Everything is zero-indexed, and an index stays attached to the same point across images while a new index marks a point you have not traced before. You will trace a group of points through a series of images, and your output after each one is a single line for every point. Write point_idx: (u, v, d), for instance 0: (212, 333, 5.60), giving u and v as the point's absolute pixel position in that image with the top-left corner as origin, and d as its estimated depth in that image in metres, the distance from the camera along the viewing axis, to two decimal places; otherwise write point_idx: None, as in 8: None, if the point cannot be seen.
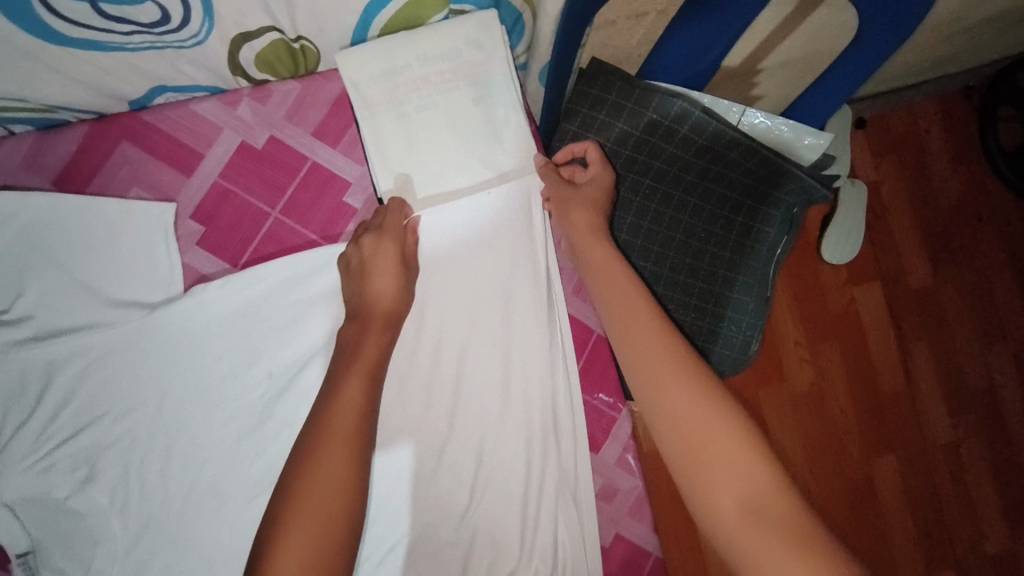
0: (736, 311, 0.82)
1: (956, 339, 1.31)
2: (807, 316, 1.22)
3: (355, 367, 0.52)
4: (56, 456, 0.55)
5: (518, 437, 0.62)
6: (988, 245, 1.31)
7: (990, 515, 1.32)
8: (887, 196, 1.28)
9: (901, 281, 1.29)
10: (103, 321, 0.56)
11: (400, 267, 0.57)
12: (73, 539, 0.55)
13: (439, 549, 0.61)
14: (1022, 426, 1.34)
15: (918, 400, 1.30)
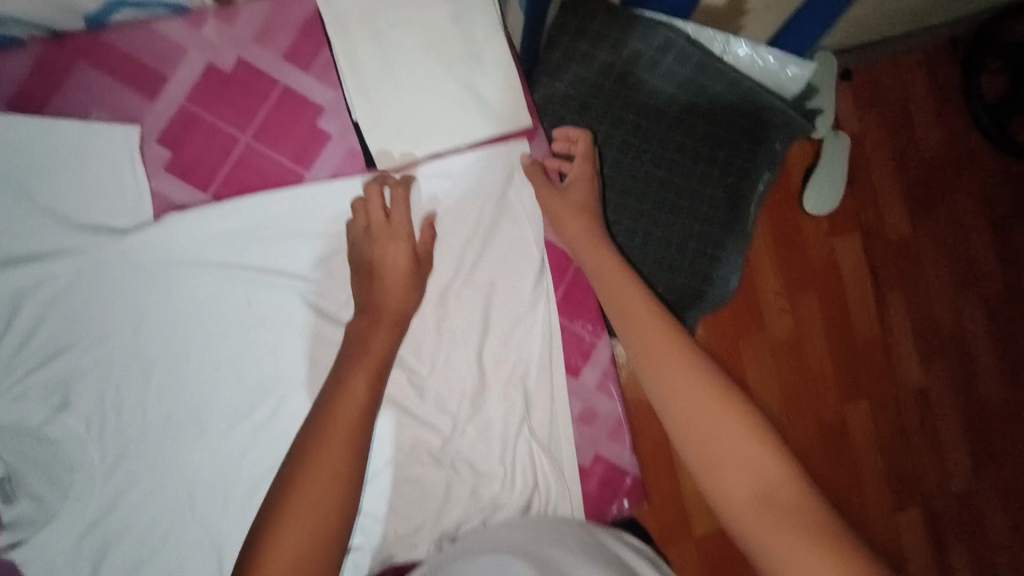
0: (714, 259, 0.81)
1: (931, 288, 1.32)
2: (786, 265, 1.25)
3: (362, 364, 0.51)
4: (29, 383, 0.55)
5: (501, 370, 0.61)
6: (964, 195, 1.32)
7: (956, 455, 1.35)
8: (870, 148, 1.28)
9: (880, 233, 1.29)
10: (69, 245, 0.54)
11: (410, 264, 0.56)
12: (49, 464, 0.55)
13: (418, 477, 0.60)
14: (990, 367, 1.36)
15: (892, 349, 1.31)
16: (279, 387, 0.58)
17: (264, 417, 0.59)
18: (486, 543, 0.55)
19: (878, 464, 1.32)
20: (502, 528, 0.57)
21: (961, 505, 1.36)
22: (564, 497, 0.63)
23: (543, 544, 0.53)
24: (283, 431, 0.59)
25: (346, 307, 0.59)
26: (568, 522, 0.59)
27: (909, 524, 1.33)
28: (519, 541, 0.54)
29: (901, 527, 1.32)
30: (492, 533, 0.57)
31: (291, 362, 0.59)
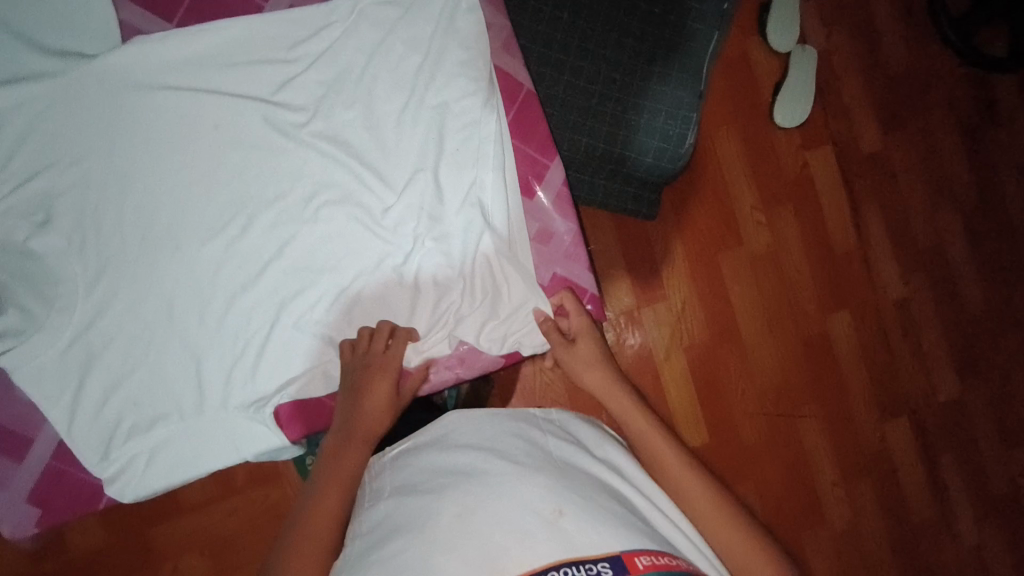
0: (650, 118, 0.83)
1: (907, 199, 1.20)
2: (760, 174, 1.14)
3: (336, 477, 0.53)
4: (12, 202, 0.58)
5: (459, 188, 0.64)
6: (937, 105, 1.20)
7: (943, 367, 1.22)
8: (838, 68, 1.17)
9: (852, 146, 1.18)
10: (48, 69, 0.58)
11: (391, 397, 0.60)
12: (34, 278, 0.59)
13: (396, 284, 0.65)
14: (972, 283, 1.22)
15: (872, 263, 1.19)
16: (248, 207, 0.62)
17: (237, 233, 0.62)
18: (459, 431, 0.53)
19: (866, 380, 1.19)
20: (473, 414, 0.56)
21: (949, 422, 1.23)
22: (524, 306, 0.66)
23: (513, 444, 0.51)
24: (253, 247, 0.63)
25: (304, 128, 0.63)
26: (536, 412, 0.59)
27: (901, 443, 1.21)
28: (497, 432, 0.53)
29: (890, 444, 1.20)
30: (463, 416, 0.56)
31: (259, 182, 0.62)
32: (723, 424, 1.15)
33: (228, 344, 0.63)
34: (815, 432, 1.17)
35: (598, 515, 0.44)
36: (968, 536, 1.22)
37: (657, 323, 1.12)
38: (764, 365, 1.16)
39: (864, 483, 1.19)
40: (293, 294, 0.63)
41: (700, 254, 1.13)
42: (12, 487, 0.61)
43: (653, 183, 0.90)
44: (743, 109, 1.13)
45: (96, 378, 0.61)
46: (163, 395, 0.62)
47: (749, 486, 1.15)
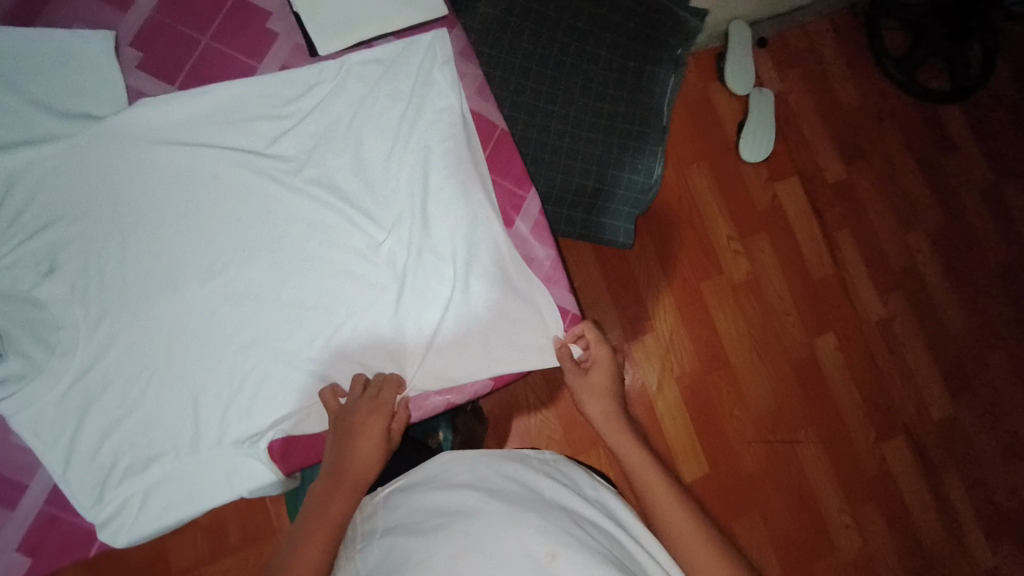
0: (618, 154, 0.91)
1: (875, 223, 1.26)
2: (732, 206, 1.21)
3: (320, 526, 0.52)
4: (20, 252, 0.62)
5: (438, 223, 0.68)
6: (892, 137, 1.28)
7: (931, 384, 1.24)
8: (795, 106, 1.26)
9: (817, 177, 1.25)
10: (57, 131, 0.63)
11: (382, 441, 0.60)
12: (38, 324, 0.62)
13: (387, 316, 0.67)
14: (949, 301, 1.27)
15: (849, 285, 1.24)
16: (244, 248, 0.66)
17: (235, 274, 0.65)
18: (456, 471, 0.57)
19: (857, 401, 1.21)
20: (469, 456, 0.59)
21: (944, 439, 1.24)
22: (510, 327, 0.69)
23: (505, 484, 0.55)
24: (249, 287, 0.65)
25: (296, 174, 0.67)
26: (529, 453, 0.63)
27: (900, 462, 1.21)
28: (493, 473, 0.57)
29: (890, 463, 1.21)
30: (460, 457, 0.60)
31: (254, 225, 0.66)
32: (721, 453, 1.15)
33: (225, 381, 0.64)
34: (813, 455, 1.18)
35: (588, 556, 0.47)
36: (980, 556, 1.21)
37: (646, 356, 1.15)
38: (757, 392, 1.18)
39: (870, 506, 1.19)
40: (289, 329, 0.66)
41: (684, 286, 1.17)
42: (3, 535, 0.61)
43: (629, 214, 0.94)
44: (712, 148, 1.21)
45: (93, 423, 0.62)
46: (159, 436, 0.63)
47: (752, 517, 1.14)
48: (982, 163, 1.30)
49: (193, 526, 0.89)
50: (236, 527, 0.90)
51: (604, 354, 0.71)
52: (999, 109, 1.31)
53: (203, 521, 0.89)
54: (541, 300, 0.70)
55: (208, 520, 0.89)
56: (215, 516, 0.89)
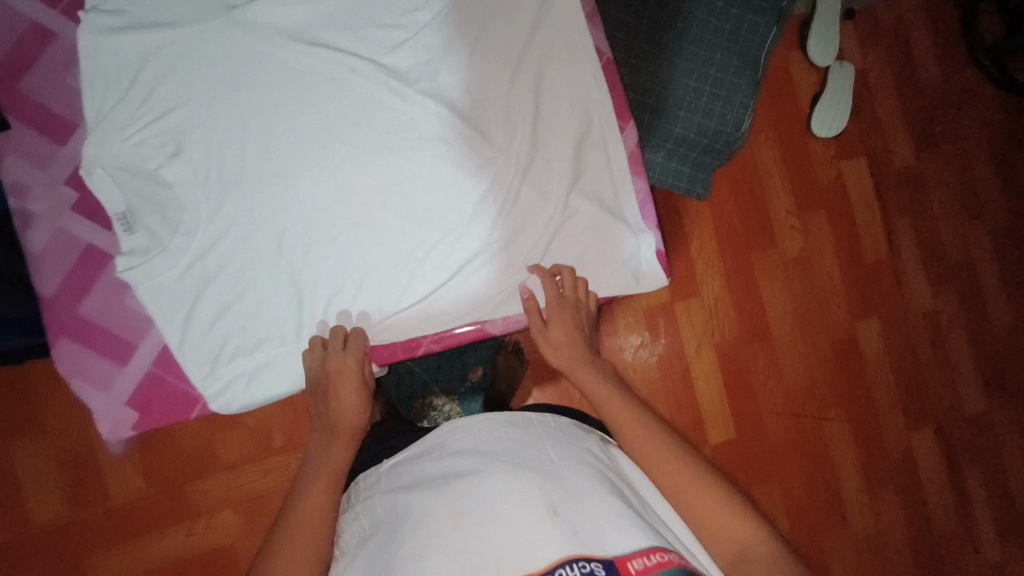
0: (708, 103, 0.90)
1: (937, 215, 1.24)
2: (796, 182, 1.19)
3: (322, 476, 0.57)
4: (147, 132, 0.65)
5: (548, 145, 0.71)
6: (969, 127, 1.25)
7: (967, 379, 1.25)
8: (874, 85, 1.22)
9: (885, 160, 1.22)
10: (187, 18, 0.66)
11: (362, 388, 0.64)
12: (164, 205, 0.66)
13: (488, 233, 0.70)
14: (1000, 299, 1.26)
15: (901, 273, 1.23)
16: (352, 152, 0.68)
17: (345, 177, 0.68)
18: (456, 436, 0.57)
19: (891, 387, 1.23)
20: (473, 417, 0.59)
21: (973, 433, 1.25)
22: (602, 252, 0.72)
23: (508, 450, 0.54)
24: (360, 188, 0.68)
25: (412, 86, 0.69)
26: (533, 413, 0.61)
27: (925, 452, 1.23)
28: (495, 437, 0.56)
29: (915, 451, 1.23)
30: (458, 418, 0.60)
31: (368, 132, 0.68)
32: (752, 422, 1.18)
33: (327, 279, 0.68)
34: (838, 433, 1.21)
35: (592, 524, 0.47)
36: (989, 548, 1.24)
37: (688, 322, 1.17)
38: (793, 366, 1.19)
39: (888, 490, 1.22)
40: (392, 234, 0.69)
41: (735, 254, 1.17)
42: (115, 389, 0.67)
43: (709, 165, 0.95)
44: (782, 119, 1.19)
45: (209, 301, 0.66)
46: (267, 323, 0.68)
47: (772, 486, 1.18)
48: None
49: (241, 427, 0.89)
50: (281, 434, 0.89)
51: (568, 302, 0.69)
52: None
53: (251, 425, 0.89)
54: (633, 229, 0.72)
55: (256, 424, 0.89)
56: (263, 419, 0.89)
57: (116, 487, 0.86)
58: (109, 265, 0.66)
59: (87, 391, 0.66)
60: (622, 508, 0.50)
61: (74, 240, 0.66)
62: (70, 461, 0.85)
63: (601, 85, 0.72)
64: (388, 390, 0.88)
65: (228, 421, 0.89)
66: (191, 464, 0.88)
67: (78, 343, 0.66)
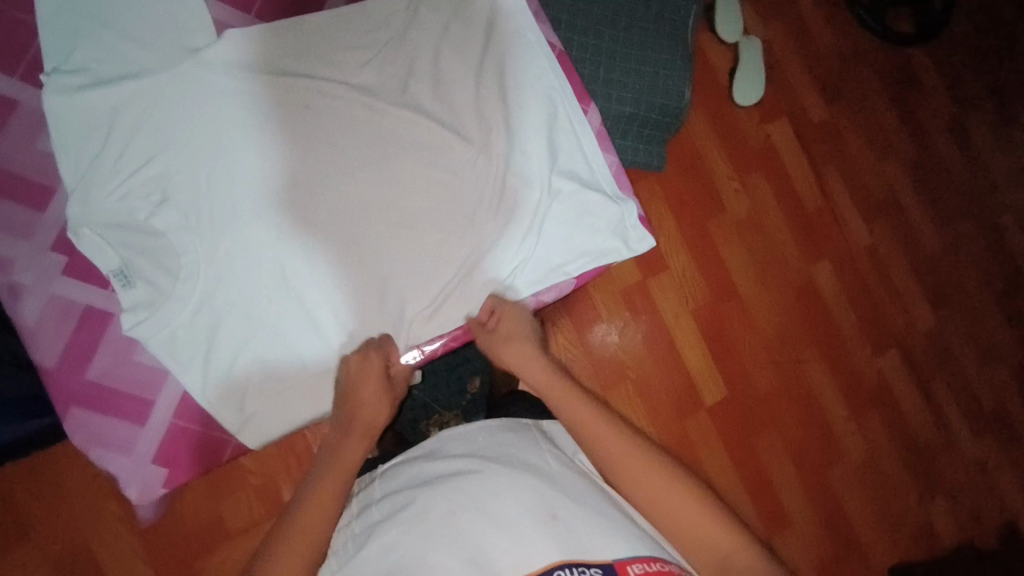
0: (651, 82, 0.97)
1: (857, 159, 1.37)
2: (731, 148, 1.28)
3: (331, 471, 0.56)
4: (131, 184, 0.65)
5: (523, 134, 0.75)
6: (866, 78, 1.39)
7: (915, 299, 1.36)
8: (779, 53, 1.34)
9: (803, 118, 1.34)
10: (153, 66, 0.67)
11: (382, 387, 0.65)
12: (158, 252, 0.65)
13: (483, 224, 0.73)
14: (926, 223, 1.39)
15: (839, 214, 1.34)
16: (339, 168, 0.70)
17: (336, 194, 0.69)
18: (448, 440, 0.61)
19: (853, 319, 1.32)
20: (465, 424, 0.63)
21: (931, 346, 1.36)
22: (593, 221, 0.76)
23: (501, 451, 0.59)
24: (352, 203, 0.70)
25: (387, 99, 0.72)
26: (524, 419, 0.66)
27: (894, 371, 1.33)
28: (490, 441, 0.60)
29: (886, 373, 1.33)
30: (458, 427, 0.63)
31: (352, 147, 0.70)
32: (739, 375, 1.24)
33: (335, 297, 0.69)
34: (817, 371, 1.29)
35: (587, 522, 0.52)
36: (967, 446, 1.35)
37: (663, 293, 1.22)
38: (764, 316, 1.27)
39: (871, 413, 1.31)
40: (392, 241, 0.71)
41: (691, 224, 1.25)
42: (137, 450, 0.65)
43: (661, 138, 1.03)
44: (707, 95, 1.28)
45: (223, 344, 0.66)
46: (287, 353, 0.68)
47: (768, 432, 1.25)
48: (946, 99, 1.43)
49: (246, 486, 0.94)
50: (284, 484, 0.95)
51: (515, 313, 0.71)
52: (959, 47, 1.44)
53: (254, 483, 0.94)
54: (615, 200, 0.77)
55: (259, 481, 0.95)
56: (265, 475, 0.95)
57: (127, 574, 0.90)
58: (112, 323, 0.65)
59: (109, 457, 0.64)
60: (615, 517, 0.53)
61: (70, 303, 0.64)
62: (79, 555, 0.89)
63: (561, 73, 0.77)
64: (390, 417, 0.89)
65: (233, 483, 0.94)
66: (196, 539, 0.92)
67: (90, 410, 0.64)
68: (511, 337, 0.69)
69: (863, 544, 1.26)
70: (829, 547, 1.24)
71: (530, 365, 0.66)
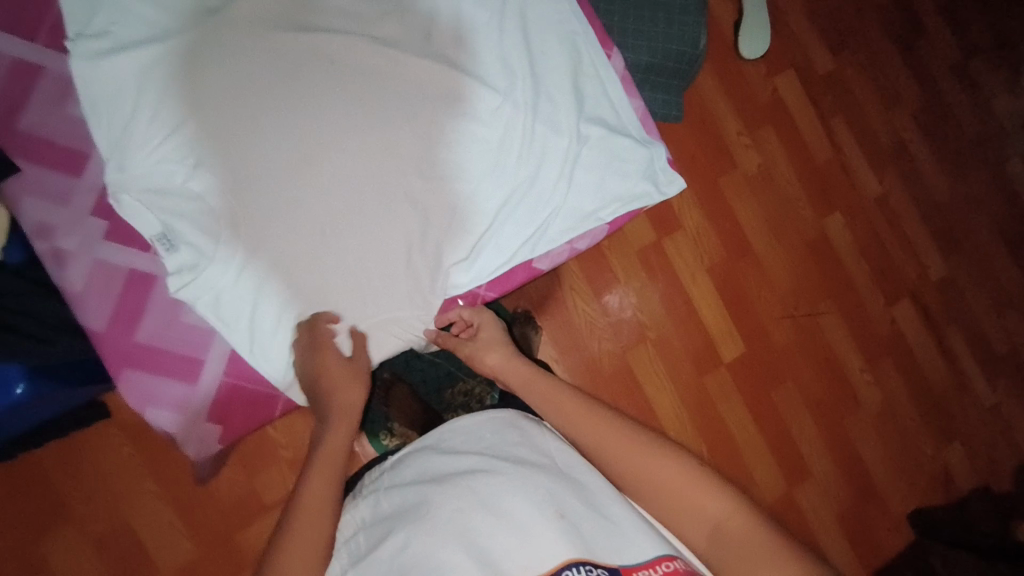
0: (666, 30, 0.93)
1: (866, 109, 1.35)
2: (738, 103, 1.27)
3: (321, 467, 0.57)
4: (164, 149, 0.65)
5: (547, 83, 0.75)
6: (871, 27, 1.37)
7: (927, 248, 1.37)
8: (783, 4, 1.32)
9: (810, 69, 1.32)
10: (174, 28, 0.66)
11: (351, 368, 0.66)
12: (198, 215, 0.66)
13: (514, 171, 0.73)
14: (934, 171, 1.39)
15: (847, 166, 1.33)
16: (369, 122, 0.69)
17: (367, 149, 0.69)
18: (456, 435, 0.63)
19: (866, 269, 1.32)
20: (473, 419, 0.65)
21: (943, 294, 1.37)
22: (622, 164, 0.77)
23: (508, 447, 0.61)
24: (381, 158, 0.69)
25: (411, 49, 0.71)
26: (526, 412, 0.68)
27: (908, 320, 1.34)
28: (498, 438, 0.62)
29: (901, 323, 1.33)
30: (464, 422, 0.65)
31: (380, 99, 0.70)
32: (757, 331, 1.24)
33: (374, 252, 0.69)
34: (834, 323, 1.29)
35: (591, 520, 0.55)
36: (981, 390, 1.36)
37: (679, 255, 1.21)
38: (780, 272, 1.26)
39: (887, 362, 1.32)
40: (425, 194, 0.71)
41: (703, 183, 1.24)
42: (192, 407, 0.67)
43: (678, 86, 1.01)
44: (713, 50, 1.26)
45: (265, 302, 0.67)
46: (330, 310, 0.69)
47: (788, 388, 1.25)
48: (951, 45, 1.41)
49: (278, 460, 0.97)
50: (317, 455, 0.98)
51: (487, 320, 0.75)
52: None
53: (286, 455, 0.97)
54: (642, 142, 0.77)
55: (292, 455, 0.98)
56: (298, 448, 0.97)
57: (164, 551, 0.92)
58: (156, 285, 0.66)
59: (164, 414, 0.66)
60: (620, 509, 0.56)
61: (115, 268, 0.65)
62: (111, 535, 0.91)
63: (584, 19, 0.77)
64: (416, 386, 0.91)
65: (264, 458, 0.96)
66: (233, 511, 0.95)
67: (143, 370, 0.66)
68: (490, 342, 0.72)
69: (883, 492, 1.27)
70: (850, 496, 1.25)
71: (510, 367, 0.70)
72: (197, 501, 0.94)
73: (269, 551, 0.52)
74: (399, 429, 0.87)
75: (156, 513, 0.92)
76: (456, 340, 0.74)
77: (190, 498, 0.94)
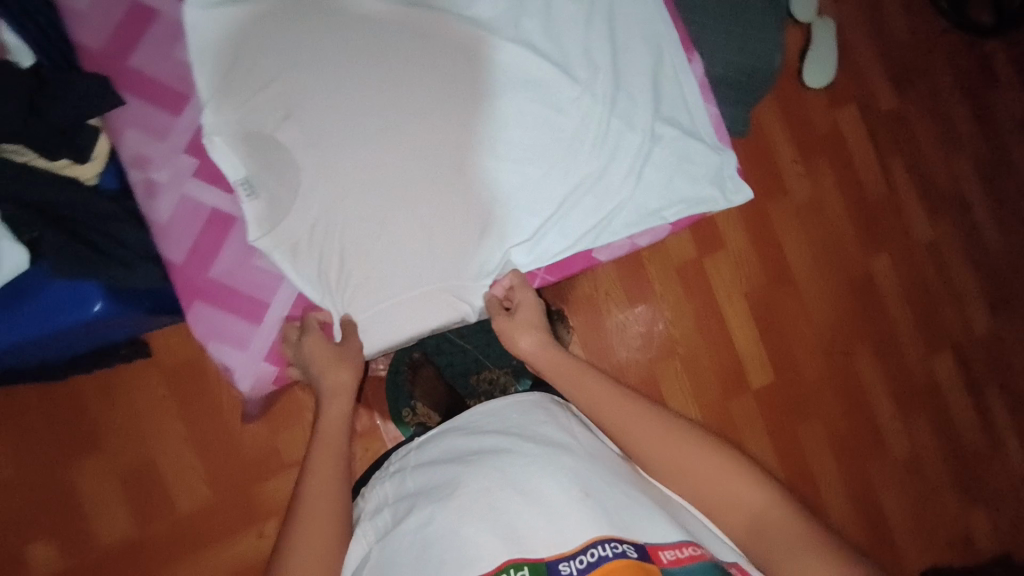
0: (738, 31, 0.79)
1: (925, 152, 1.33)
2: (797, 131, 1.25)
3: (325, 447, 0.61)
4: (258, 100, 0.68)
5: (626, 80, 0.76)
6: (940, 70, 1.35)
7: (973, 299, 1.33)
8: (853, 38, 1.31)
9: (872, 105, 1.30)
10: None
11: (337, 354, 0.67)
12: (280, 166, 0.69)
13: (585, 161, 0.74)
14: (990, 223, 1.35)
15: (899, 207, 1.31)
16: (451, 95, 0.71)
17: (447, 121, 0.70)
18: (482, 417, 0.65)
19: (907, 313, 1.30)
20: (498, 403, 0.66)
21: (986, 349, 1.34)
22: (689, 168, 0.77)
23: (535, 427, 0.62)
24: (458, 132, 0.71)
25: (500, 31, 0.73)
26: (554, 398, 0.68)
27: (946, 371, 1.31)
28: (523, 420, 0.63)
29: (939, 374, 1.30)
30: (488, 406, 0.66)
31: (466, 74, 0.71)
32: (789, 361, 1.23)
33: (440, 222, 0.71)
34: (868, 364, 1.27)
35: (616, 500, 0.54)
36: (1015, 453, 1.32)
37: (718, 274, 1.20)
38: (820, 305, 1.25)
39: (919, 411, 1.29)
40: (497, 171, 0.72)
41: (750, 206, 1.23)
42: (251, 346, 0.71)
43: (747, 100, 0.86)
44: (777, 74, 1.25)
45: (334, 254, 0.70)
46: (390, 273, 0.71)
47: (813, 423, 1.23)
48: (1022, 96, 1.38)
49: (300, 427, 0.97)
50: None
51: (527, 295, 0.73)
52: None
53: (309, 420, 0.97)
54: (713, 148, 0.78)
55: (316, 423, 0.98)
56: None
57: (183, 496, 0.95)
58: (235, 227, 0.70)
59: (226, 350, 0.70)
60: (642, 496, 0.56)
61: (198, 206, 0.69)
62: (136, 472, 0.94)
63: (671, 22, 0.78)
64: (443, 369, 0.93)
65: (287, 420, 0.97)
66: (252, 467, 0.96)
67: (213, 306, 0.70)
68: (528, 325, 0.71)
69: (897, 543, 1.25)
70: (863, 543, 1.22)
71: (545, 350, 0.69)
72: (219, 453, 0.96)
73: (286, 529, 0.56)
74: (422, 409, 0.91)
75: (180, 458, 0.95)
76: (504, 319, 0.71)
77: (214, 448, 0.96)
